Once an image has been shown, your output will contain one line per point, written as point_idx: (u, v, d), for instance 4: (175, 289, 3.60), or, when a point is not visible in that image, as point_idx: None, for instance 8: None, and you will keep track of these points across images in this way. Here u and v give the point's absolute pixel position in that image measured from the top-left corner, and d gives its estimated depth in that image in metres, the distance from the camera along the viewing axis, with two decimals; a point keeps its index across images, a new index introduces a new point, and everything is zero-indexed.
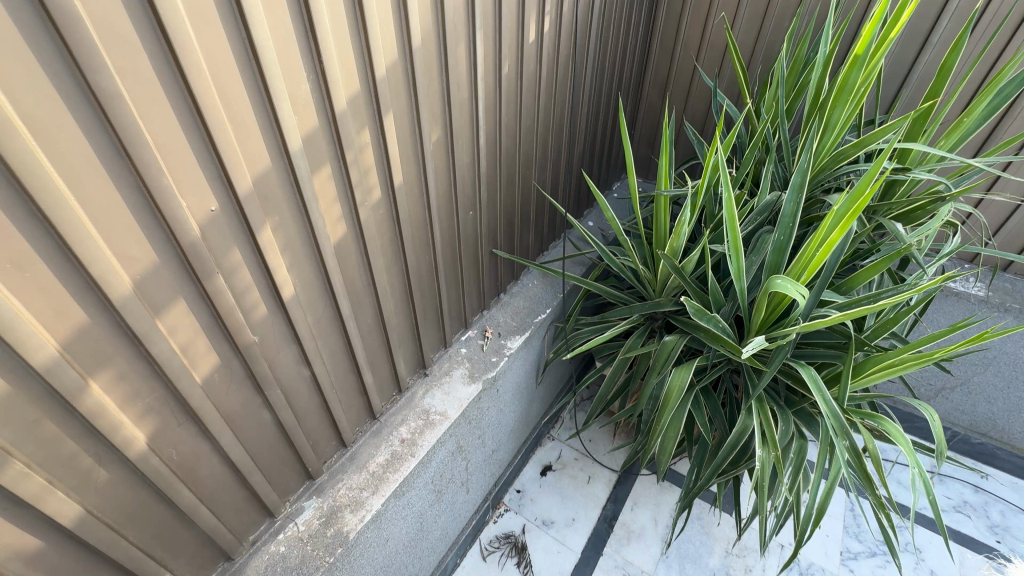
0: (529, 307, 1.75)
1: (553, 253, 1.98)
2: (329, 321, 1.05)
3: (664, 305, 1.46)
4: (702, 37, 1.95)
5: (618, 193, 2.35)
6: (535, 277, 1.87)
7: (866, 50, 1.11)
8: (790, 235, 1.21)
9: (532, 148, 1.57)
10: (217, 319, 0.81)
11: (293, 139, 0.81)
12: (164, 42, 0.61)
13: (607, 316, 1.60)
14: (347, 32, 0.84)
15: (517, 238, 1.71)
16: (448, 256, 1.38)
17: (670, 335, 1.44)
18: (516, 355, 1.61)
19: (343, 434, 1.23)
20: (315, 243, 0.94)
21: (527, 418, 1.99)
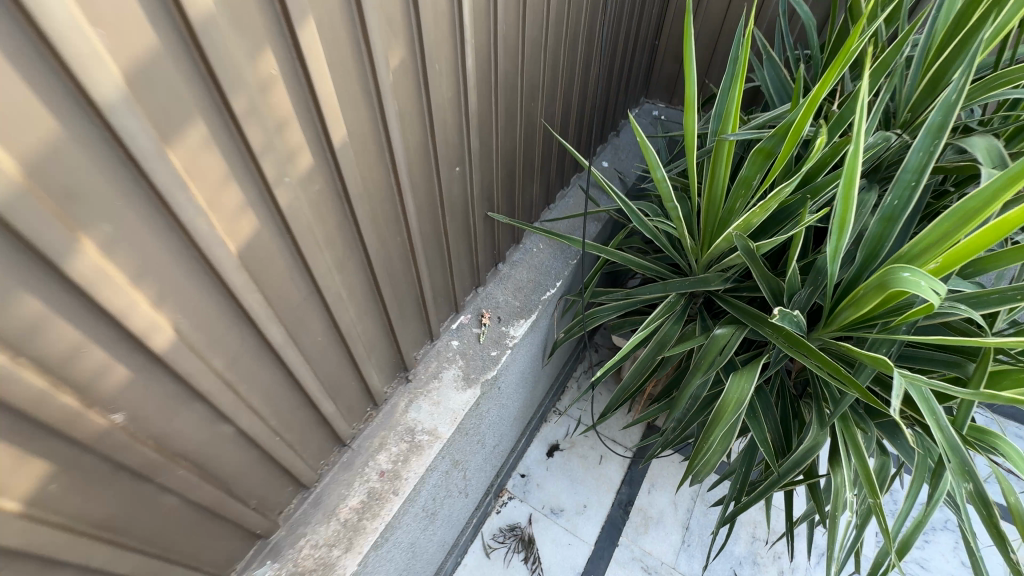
0: (534, 280, 1.40)
1: (561, 207, 1.60)
2: (253, 355, 0.71)
3: (712, 284, 1.14)
4: None
5: (636, 124, 1.92)
6: (541, 240, 1.50)
7: None
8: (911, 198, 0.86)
9: (539, 70, 1.14)
10: (25, 412, 0.47)
11: (104, 80, 0.41)
12: None
13: (635, 295, 1.27)
14: None
15: (519, 193, 1.33)
16: (428, 232, 1.01)
17: (721, 325, 1.12)
18: (521, 344, 1.29)
19: (300, 478, 0.94)
20: (202, 256, 0.57)
21: (532, 399, 1.72)
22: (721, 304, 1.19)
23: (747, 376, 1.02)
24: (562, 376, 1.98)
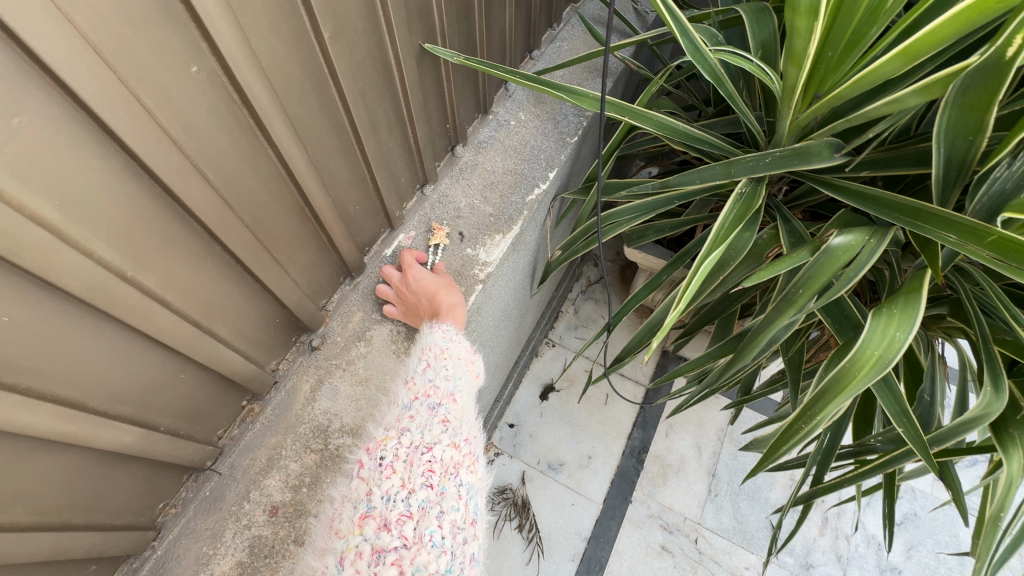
0: (515, 170, 0.89)
1: (550, 54, 1.05)
2: None
3: (820, 158, 0.66)
4: None
5: None
6: (522, 108, 0.97)
7: None
8: None
9: None
10: None
11: None
12: None
13: (679, 184, 0.77)
14: None
15: (484, 12, 0.77)
16: (290, 72, 0.49)
17: (838, 230, 0.65)
18: (499, 275, 0.82)
19: (109, 549, 0.52)
20: None
21: (519, 336, 1.29)
22: (822, 190, 0.72)
23: (901, 320, 0.58)
24: (555, 300, 1.55)
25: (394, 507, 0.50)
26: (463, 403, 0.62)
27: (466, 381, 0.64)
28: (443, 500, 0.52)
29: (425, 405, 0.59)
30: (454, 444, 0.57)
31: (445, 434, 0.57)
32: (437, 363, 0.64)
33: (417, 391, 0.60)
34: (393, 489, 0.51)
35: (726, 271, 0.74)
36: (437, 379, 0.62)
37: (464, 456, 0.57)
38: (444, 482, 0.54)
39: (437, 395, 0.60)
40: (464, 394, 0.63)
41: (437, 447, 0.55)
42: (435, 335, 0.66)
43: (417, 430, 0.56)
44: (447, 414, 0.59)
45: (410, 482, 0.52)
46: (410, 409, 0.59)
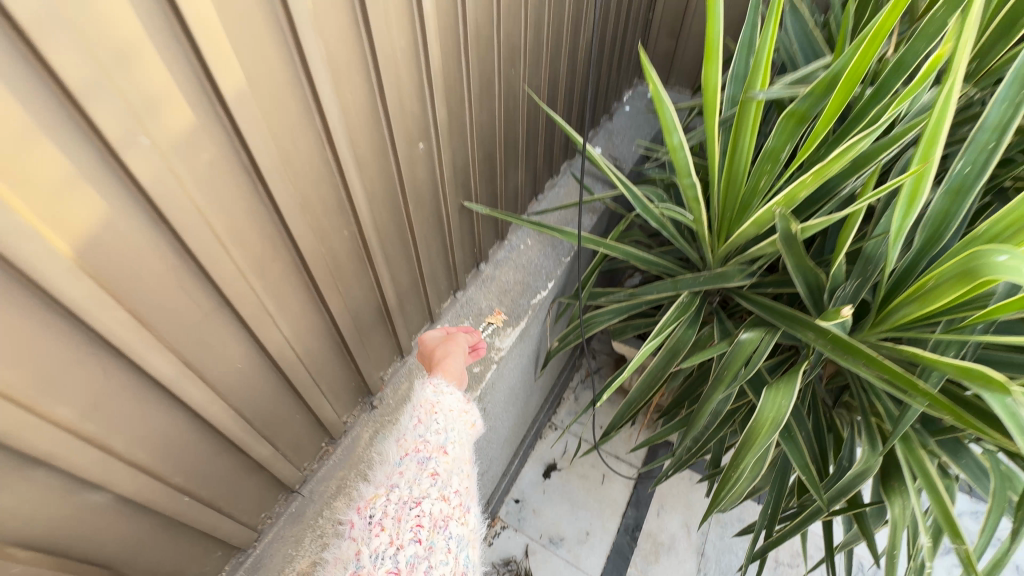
0: (522, 282, 1.21)
1: (551, 197, 1.42)
2: (137, 395, 0.52)
3: (732, 279, 0.95)
4: None
5: (632, 107, 1.72)
6: (529, 236, 1.32)
7: None
8: (990, 158, 0.69)
9: (518, 31, 0.95)
10: None
11: None
12: None
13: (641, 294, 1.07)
14: None
15: (502, 179, 1.14)
16: (388, 227, 0.81)
17: (745, 328, 0.93)
18: (508, 359, 1.10)
19: (232, 539, 0.75)
20: (14, 265, 0.38)
21: (525, 416, 1.52)
22: (740, 300, 1.00)
23: (785, 391, 0.83)
24: (557, 388, 1.79)
25: (383, 562, 0.61)
26: (452, 456, 0.71)
27: (458, 432, 0.75)
28: (430, 553, 0.63)
29: (415, 461, 0.69)
30: (442, 497, 0.67)
31: (433, 489, 0.67)
32: (428, 418, 0.74)
33: (408, 448, 0.71)
34: (383, 546, 0.62)
35: (674, 358, 1.00)
36: (427, 435, 0.72)
37: (452, 508, 0.67)
38: (430, 536, 0.64)
39: (427, 451, 0.70)
40: (454, 445, 0.73)
41: (424, 502, 0.66)
42: (427, 391, 0.78)
43: (406, 488, 0.67)
44: (435, 469, 0.69)
45: (399, 539, 0.62)
46: (402, 466, 0.69)
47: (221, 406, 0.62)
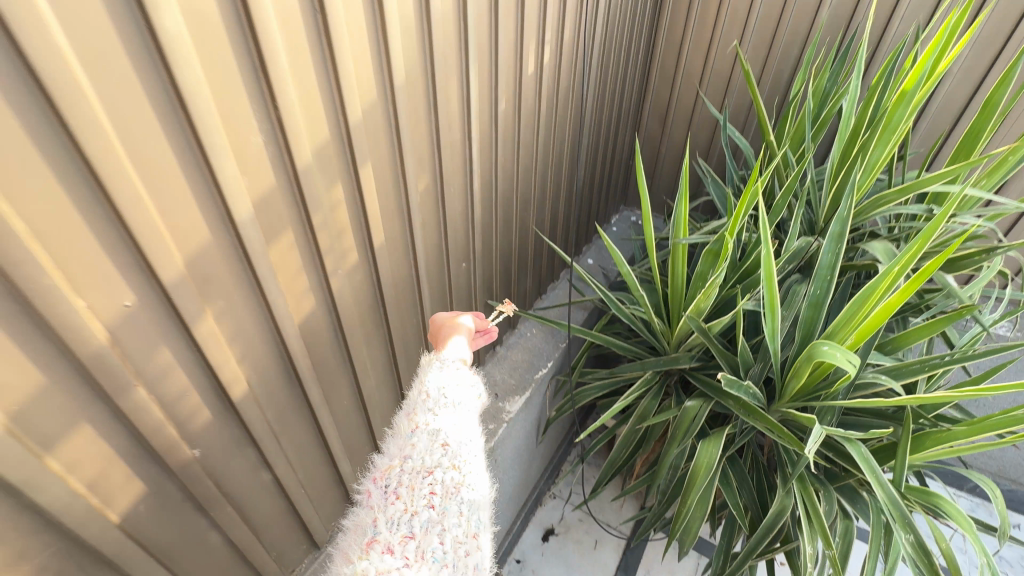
0: (528, 361, 1.57)
1: (551, 296, 1.82)
2: (295, 410, 0.86)
3: (682, 362, 1.27)
4: (704, 68, 1.85)
5: (617, 227, 2.18)
6: (534, 326, 1.70)
7: (917, 83, 0.97)
8: (829, 287, 1.04)
9: (530, 187, 1.41)
10: (142, 440, 0.63)
11: (242, 209, 0.62)
12: (54, 118, 0.44)
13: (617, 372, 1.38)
14: (312, 69, 0.66)
15: (514, 282, 1.54)
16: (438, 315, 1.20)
17: (691, 399, 1.26)
18: (516, 420, 1.42)
19: (315, 535, 1.03)
20: (275, 328, 0.76)
21: (528, 479, 1.78)
22: (692, 380, 1.33)
23: (714, 443, 1.15)
24: (556, 459, 2.05)
25: (397, 530, 0.58)
26: (464, 429, 0.67)
27: (467, 407, 0.69)
28: (445, 517, 0.60)
29: (426, 434, 0.65)
30: (453, 468, 0.63)
31: (446, 459, 0.63)
32: (436, 395, 0.68)
33: (417, 423, 0.66)
34: (398, 513, 0.59)
35: (642, 422, 1.31)
36: (437, 412, 0.67)
37: (463, 477, 0.63)
38: (444, 501, 0.61)
39: (435, 426, 0.65)
40: (465, 419, 0.68)
41: (438, 471, 0.62)
42: (434, 369, 0.73)
43: (418, 458, 0.63)
44: (448, 440, 0.64)
45: (412, 505, 0.59)
46: (413, 440, 0.64)
47: (332, 427, 0.96)
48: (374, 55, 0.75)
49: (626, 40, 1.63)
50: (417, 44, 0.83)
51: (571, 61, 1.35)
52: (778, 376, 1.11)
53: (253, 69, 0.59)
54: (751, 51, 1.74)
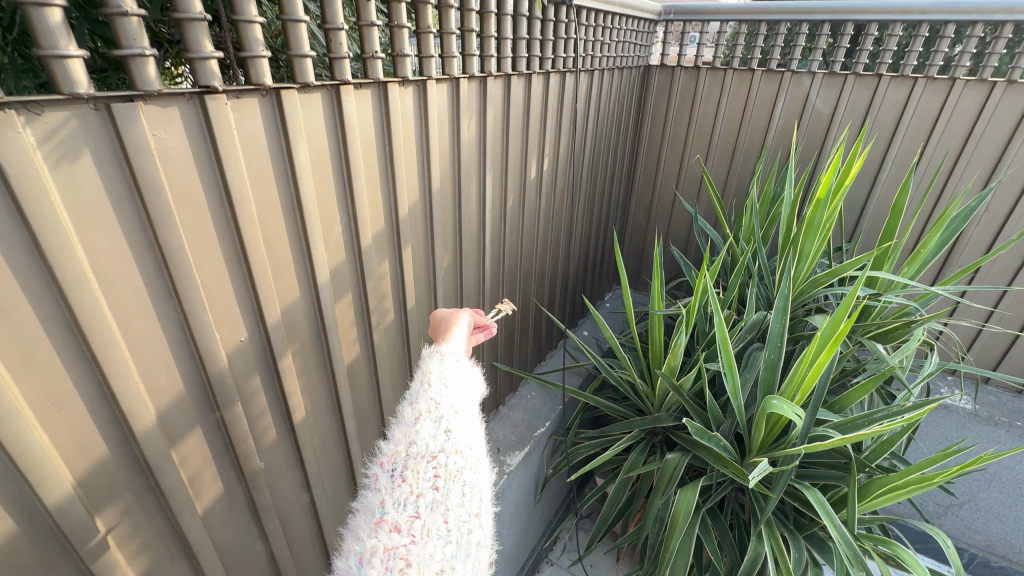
0: (528, 420, 1.74)
1: (550, 363, 2.02)
2: (334, 440, 1.05)
3: (664, 420, 1.40)
4: (679, 173, 2.21)
5: (610, 304, 2.42)
6: (534, 389, 1.90)
7: (827, 194, 1.27)
8: (780, 353, 1.20)
9: (532, 267, 1.67)
10: (229, 446, 0.81)
11: (322, 274, 0.87)
12: (230, 212, 0.70)
13: (607, 430, 1.51)
14: (378, 181, 0.95)
15: (517, 348, 1.75)
16: None
17: (672, 452, 1.41)
18: (516, 472, 1.56)
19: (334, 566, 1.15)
20: (330, 366, 0.97)
21: (526, 541, 1.85)
22: (674, 438, 1.47)
23: (691, 492, 1.29)
24: (554, 525, 2.11)
25: (404, 510, 0.52)
26: (467, 413, 0.60)
27: (470, 393, 0.62)
28: (450, 499, 0.53)
29: (428, 418, 0.58)
30: (458, 450, 0.56)
31: (450, 443, 0.56)
32: (437, 381, 0.61)
33: (418, 408, 0.59)
34: (403, 495, 0.53)
35: (629, 475, 1.44)
36: (440, 395, 0.60)
37: (469, 459, 0.56)
38: (449, 483, 0.54)
39: (438, 408, 0.59)
40: (467, 404, 0.60)
41: (441, 454, 0.55)
42: (432, 357, 0.65)
43: (421, 442, 0.56)
44: (453, 423, 0.58)
45: (416, 486, 0.53)
46: (416, 423, 0.57)
47: (361, 460, 1.12)
48: (419, 171, 1.05)
49: (612, 152, 2.00)
50: (449, 162, 1.14)
51: (567, 169, 1.69)
52: (744, 431, 1.26)
53: (343, 182, 0.87)
54: (716, 161, 2.11)
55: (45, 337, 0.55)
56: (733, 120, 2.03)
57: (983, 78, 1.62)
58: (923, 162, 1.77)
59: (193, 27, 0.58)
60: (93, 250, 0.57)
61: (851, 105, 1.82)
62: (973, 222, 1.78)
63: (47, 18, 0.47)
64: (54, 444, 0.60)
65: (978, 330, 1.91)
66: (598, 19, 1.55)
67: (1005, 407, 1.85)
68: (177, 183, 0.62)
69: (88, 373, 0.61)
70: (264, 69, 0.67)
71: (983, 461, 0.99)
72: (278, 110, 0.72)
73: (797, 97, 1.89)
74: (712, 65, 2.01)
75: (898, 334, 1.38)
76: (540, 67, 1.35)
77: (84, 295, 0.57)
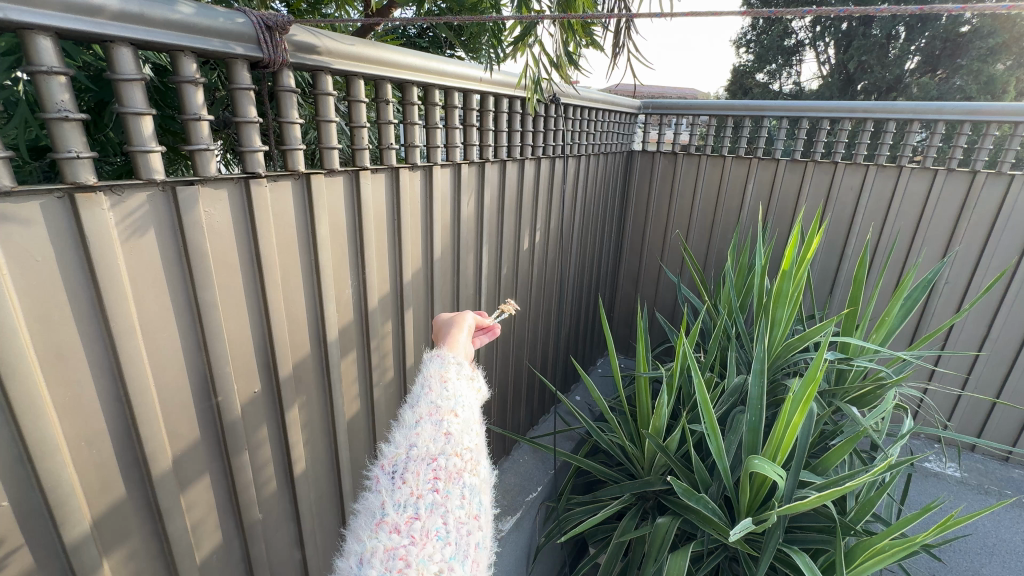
0: (520, 485, 1.75)
1: (542, 427, 2.05)
2: (329, 495, 1.07)
3: (653, 483, 1.42)
4: (663, 246, 2.38)
5: (601, 370, 2.48)
6: (526, 453, 1.92)
7: (791, 266, 1.40)
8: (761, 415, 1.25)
9: (526, 331, 1.76)
10: (232, 495, 0.85)
11: (331, 331, 0.96)
12: (257, 275, 0.80)
13: (597, 495, 1.50)
14: (386, 250, 1.07)
15: (510, 411, 1.80)
16: None
17: (663, 516, 1.39)
18: (507, 537, 1.54)
19: None
20: (331, 420, 1.03)
21: None
22: (666, 502, 1.46)
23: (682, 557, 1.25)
24: None
25: (404, 511, 0.53)
26: (467, 416, 0.61)
27: (470, 397, 0.63)
28: (449, 502, 0.54)
29: (430, 421, 0.59)
30: (458, 453, 0.57)
31: (450, 445, 0.57)
32: (439, 385, 0.62)
33: (419, 411, 0.60)
34: (404, 497, 0.53)
35: (621, 541, 1.41)
36: (441, 399, 0.61)
37: (468, 462, 0.57)
38: (448, 486, 0.55)
39: (439, 412, 0.60)
40: (468, 408, 0.62)
41: (441, 457, 0.56)
42: (434, 361, 0.65)
43: (422, 445, 0.57)
44: (452, 427, 0.58)
45: (417, 488, 0.54)
46: (416, 428, 0.58)
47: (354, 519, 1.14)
48: (423, 242, 1.18)
49: (600, 226, 2.17)
50: (450, 235, 1.27)
51: (559, 241, 1.83)
52: (730, 493, 1.28)
53: (356, 251, 0.99)
54: (696, 236, 2.28)
55: (90, 382, 0.63)
56: (710, 199, 2.22)
57: (926, 167, 1.83)
58: (882, 239, 1.94)
59: (247, 128, 0.73)
60: (143, 305, 0.66)
61: (814, 188, 2.02)
62: (936, 293, 1.91)
63: (140, 124, 0.61)
64: (81, 483, 0.64)
65: (956, 398, 1.98)
66: (583, 114, 1.77)
67: (992, 475, 1.87)
68: (217, 249, 0.73)
69: (120, 416, 0.67)
70: (298, 159, 0.82)
71: (952, 523, 1.05)
72: (306, 192, 0.85)
73: (765, 180, 2.09)
74: (688, 152, 2.24)
75: (871, 398, 1.45)
76: (532, 154, 1.53)
77: (129, 344, 0.65)
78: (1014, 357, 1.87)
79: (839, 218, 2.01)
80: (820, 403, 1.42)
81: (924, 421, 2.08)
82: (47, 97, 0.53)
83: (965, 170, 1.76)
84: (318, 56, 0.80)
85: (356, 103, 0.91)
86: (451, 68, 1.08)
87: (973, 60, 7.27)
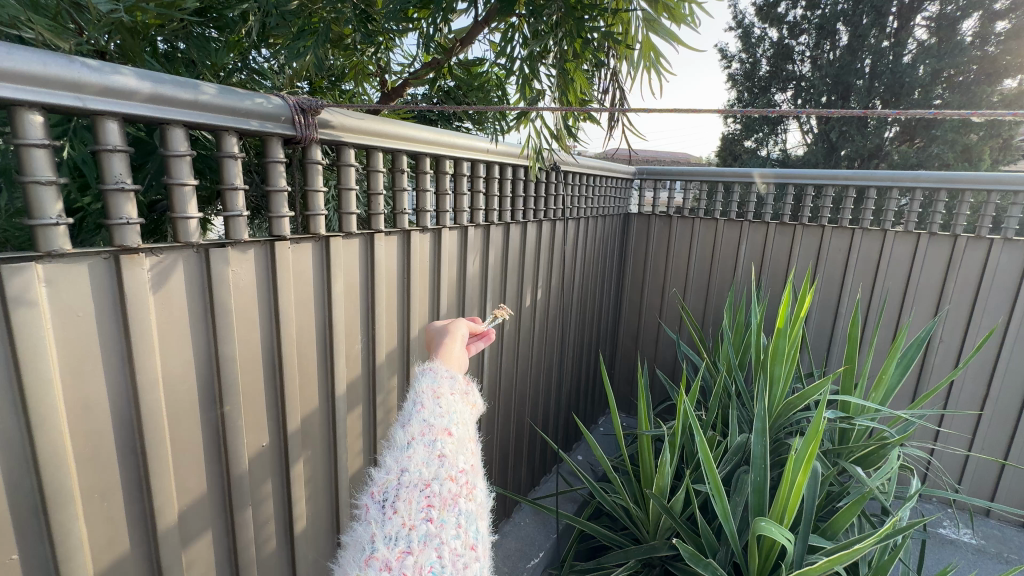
0: (520, 550, 1.69)
1: (544, 487, 2.02)
2: (326, 554, 1.05)
3: (659, 550, 1.37)
4: (661, 304, 2.44)
5: (603, 428, 2.46)
6: (527, 515, 1.87)
7: (786, 324, 1.44)
8: (765, 475, 1.23)
9: (526, 385, 1.76)
10: (231, 553, 0.84)
11: (339, 387, 0.99)
12: (274, 330, 0.84)
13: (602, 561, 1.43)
14: (395, 308, 1.11)
15: (511, 471, 1.77)
16: None
17: None
18: None
19: None
20: (334, 475, 1.03)
21: None
22: (673, 569, 1.40)
23: None
24: None
25: (395, 546, 0.52)
26: (460, 435, 0.61)
27: (463, 414, 0.64)
28: (443, 532, 0.53)
29: (422, 443, 0.59)
30: (452, 477, 0.57)
31: (442, 469, 0.57)
32: (431, 402, 0.63)
33: (411, 432, 0.60)
34: (395, 528, 0.53)
35: None
36: (433, 419, 0.61)
37: (462, 487, 0.57)
38: (443, 514, 0.54)
39: (432, 432, 0.60)
40: (460, 425, 0.63)
41: (435, 483, 0.56)
42: (426, 375, 0.66)
43: (414, 470, 0.57)
44: (444, 450, 0.59)
45: (409, 519, 0.53)
46: (409, 450, 0.58)
47: None
48: (430, 299, 1.23)
49: (599, 284, 2.23)
50: (456, 292, 1.33)
51: (559, 297, 1.88)
52: (739, 558, 1.23)
53: (367, 308, 1.04)
54: (693, 295, 2.35)
55: (110, 432, 0.65)
56: (705, 260, 2.31)
57: (909, 230, 1.92)
58: (871, 301, 2.01)
59: (276, 196, 0.81)
60: (167, 358, 0.69)
61: (804, 248, 2.11)
62: (931, 352, 1.95)
63: (183, 193, 0.68)
64: (89, 536, 0.65)
65: (964, 459, 1.96)
66: (581, 179, 1.89)
67: (1009, 542, 1.81)
68: (239, 304, 0.78)
69: (133, 468, 0.68)
70: (320, 223, 0.89)
71: None
72: (325, 253, 0.91)
73: (757, 242, 2.18)
74: (682, 214, 2.35)
75: (875, 458, 1.45)
76: (534, 217, 1.63)
77: (149, 397, 0.68)
78: (1018, 416, 1.87)
79: (830, 278, 2.08)
80: (825, 463, 1.41)
81: (934, 483, 2.04)
82: (108, 171, 0.60)
83: (947, 234, 1.85)
84: (338, 132, 0.88)
85: (375, 173, 0.99)
86: (459, 141, 1.18)
87: (946, 130, 7.71)
